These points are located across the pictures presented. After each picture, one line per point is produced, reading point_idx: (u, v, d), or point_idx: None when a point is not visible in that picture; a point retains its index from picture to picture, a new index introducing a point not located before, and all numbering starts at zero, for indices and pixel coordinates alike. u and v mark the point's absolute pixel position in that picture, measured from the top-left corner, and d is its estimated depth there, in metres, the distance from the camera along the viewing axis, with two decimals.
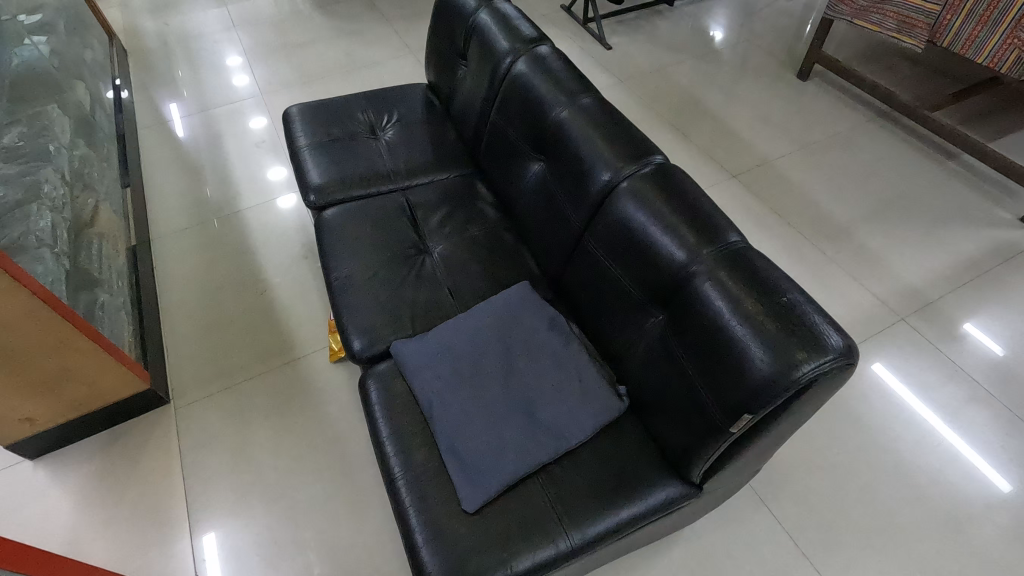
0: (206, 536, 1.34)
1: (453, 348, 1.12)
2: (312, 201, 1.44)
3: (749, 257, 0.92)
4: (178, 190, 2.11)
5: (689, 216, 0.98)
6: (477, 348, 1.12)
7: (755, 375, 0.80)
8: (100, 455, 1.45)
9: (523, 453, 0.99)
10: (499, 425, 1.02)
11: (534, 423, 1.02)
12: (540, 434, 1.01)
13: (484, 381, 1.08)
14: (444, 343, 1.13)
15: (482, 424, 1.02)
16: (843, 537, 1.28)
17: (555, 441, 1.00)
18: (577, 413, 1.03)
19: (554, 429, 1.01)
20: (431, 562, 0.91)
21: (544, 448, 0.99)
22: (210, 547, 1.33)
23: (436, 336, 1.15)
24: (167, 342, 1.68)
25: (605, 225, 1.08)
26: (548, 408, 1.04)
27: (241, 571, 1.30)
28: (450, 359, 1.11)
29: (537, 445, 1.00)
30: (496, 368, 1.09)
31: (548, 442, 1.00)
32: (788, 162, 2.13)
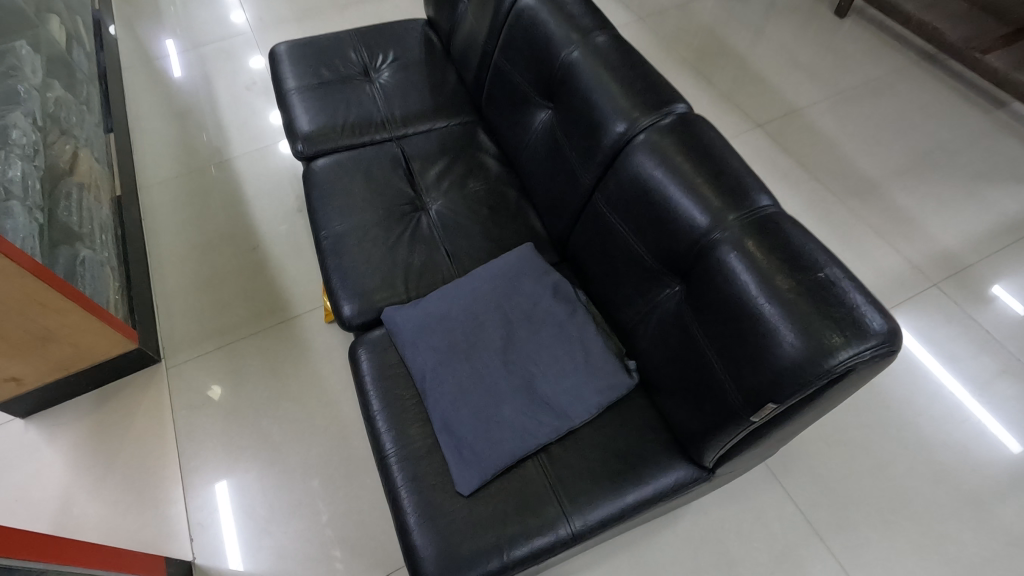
0: (218, 484, 1.34)
1: (449, 316, 1.04)
2: (300, 151, 1.33)
3: (781, 223, 0.81)
4: (165, 136, 1.99)
5: (713, 175, 0.87)
6: (475, 317, 1.03)
7: (782, 360, 0.72)
8: (92, 415, 1.42)
9: (521, 432, 0.92)
10: (497, 402, 0.95)
11: (534, 400, 0.95)
12: (541, 412, 0.94)
13: (482, 353, 1.00)
14: (439, 310, 1.05)
15: (479, 400, 0.95)
16: (857, 516, 1.22)
17: (556, 420, 0.93)
18: (581, 390, 0.95)
19: (555, 407, 0.94)
20: (423, 546, 0.86)
21: (544, 427, 0.93)
22: (222, 496, 1.32)
23: (431, 303, 1.06)
24: (157, 299, 1.62)
25: (617, 184, 0.96)
26: (550, 384, 0.96)
27: (248, 519, 1.29)
28: (446, 328, 1.03)
29: (538, 424, 0.93)
30: (495, 339, 1.01)
31: (549, 421, 0.93)
32: (820, 110, 1.96)
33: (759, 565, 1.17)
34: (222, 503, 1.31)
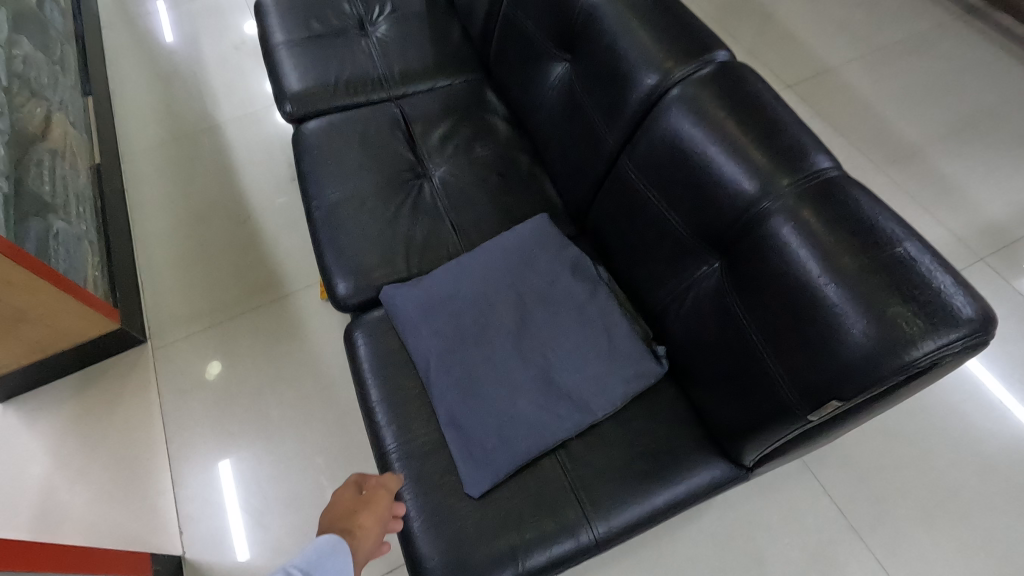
0: (223, 462, 1.26)
1: (455, 297, 0.93)
2: (290, 112, 1.20)
3: (846, 189, 0.68)
4: (149, 100, 1.85)
5: (762, 133, 0.74)
6: (484, 298, 0.93)
7: (848, 352, 0.61)
8: (74, 399, 1.33)
9: (537, 427, 0.82)
10: (509, 393, 0.85)
11: (551, 390, 0.85)
12: (560, 404, 0.84)
13: (493, 339, 0.89)
14: (444, 290, 0.94)
15: (489, 391, 0.85)
16: (897, 511, 1.13)
17: (576, 413, 0.83)
18: (604, 380, 0.85)
19: (575, 398, 0.84)
20: (429, 554, 0.77)
21: (563, 421, 0.83)
22: (227, 474, 1.25)
23: (434, 282, 0.96)
24: (142, 275, 1.52)
25: (647, 146, 0.84)
26: (569, 372, 0.86)
27: (248, 503, 1.22)
28: (451, 311, 0.92)
29: (556, 418, 0.83)
30: (507, 322, 0.90)
31: (568, 414, 0.83)
32: (855, 70, 1.80)
33: (791, 563, 1.09)
34: (227, 482, 1.24)
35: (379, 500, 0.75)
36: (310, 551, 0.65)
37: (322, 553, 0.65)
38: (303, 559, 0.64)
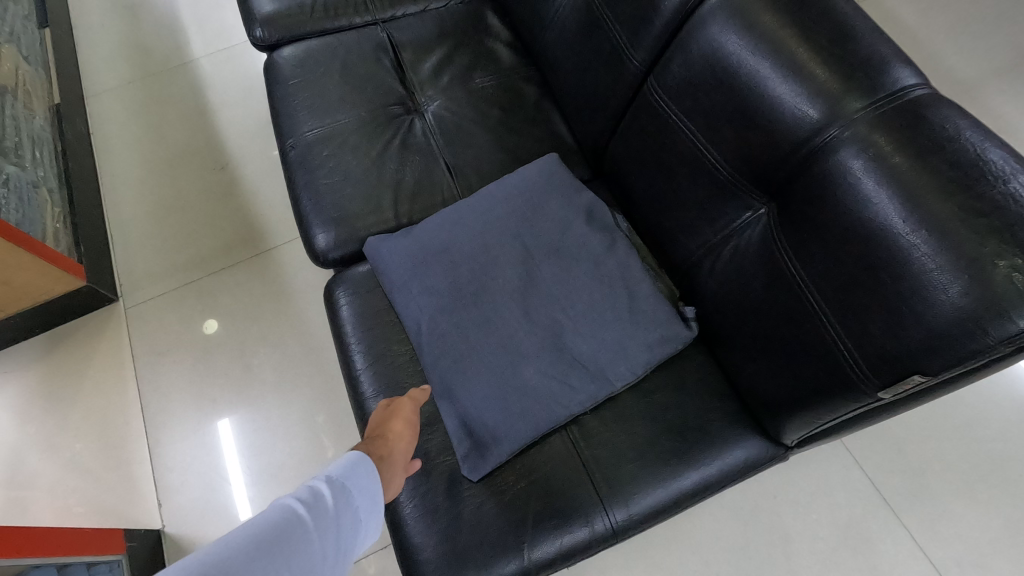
0: (223, 422, 1.18)
1: (450, 249, 0.80)
2: (260, 38, 1.04)
3: (939, 111, 0.54)
4: (115, 33, 1.67)
5: (828, 44, 0.59)
6: (484, 249, 0.80)
7: (934, 319, 0.49)
8: (41, 361, 1.22)
9: (545, 400, 0.71)
10: (514, 360, 0.73)
11: (562, 357, 0.73)
12: (572, 373, 0.72)
13: (495, 298, 0.77)
14: (437, 242, 0.81)
15: (491, 358, 0.73)
16: (937, 486, 1.03)
17: (591, 383, 0.72)
18: (623, 345, 0.73)
19: (590, 366, 0.73)
20: (422, 543, 0.67)
21: (576, 393, 0.72)
22: (227, 434, 1.17)
23: (426, 232, 0.83)
24: (112, 227, 1.39)
25: (680, 67, 0.69)
26: (583, 337, 0.74)
27: (244, 469, 1.14)
28: (446, 265, 0.80)
29: (568, 388, 0.72)
30: (510, 279, 0.78)
31: (581, 384, 0.72)
32: None
33: (819, 541, 1.01)
34: (226, 442, 1.16)
35: (402, 408, 0.71)
36: (346, 462, 0.64)
37: (355, 463, 0.63)
38: (337, 469, 0.63)
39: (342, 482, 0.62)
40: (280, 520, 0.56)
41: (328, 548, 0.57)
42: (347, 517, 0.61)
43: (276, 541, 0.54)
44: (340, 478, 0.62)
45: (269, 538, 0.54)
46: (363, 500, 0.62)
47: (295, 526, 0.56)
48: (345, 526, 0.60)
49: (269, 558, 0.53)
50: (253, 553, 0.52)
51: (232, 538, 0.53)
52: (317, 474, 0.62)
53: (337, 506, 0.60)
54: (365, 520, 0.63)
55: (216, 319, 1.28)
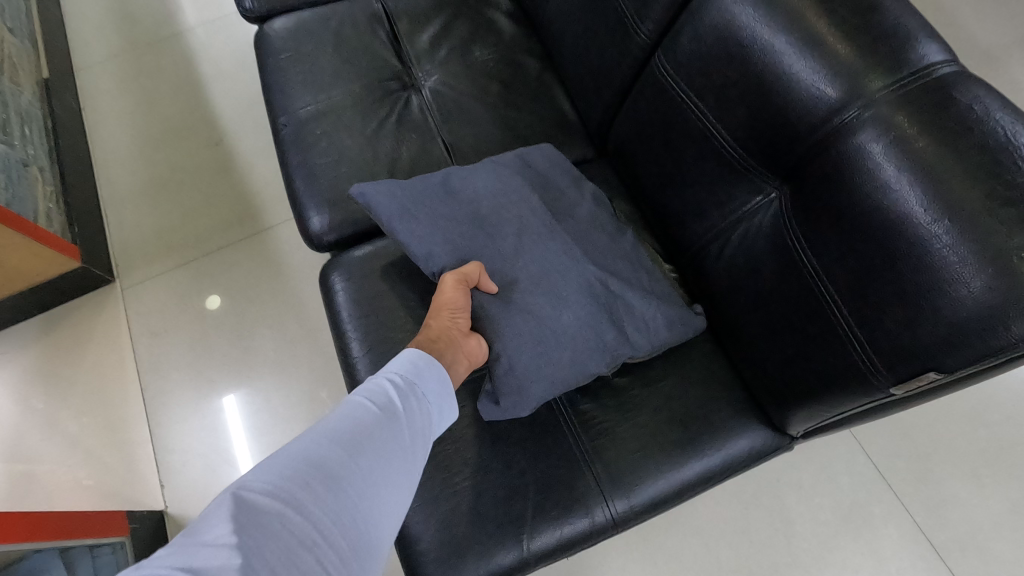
0: (227, 399, 1.18)
1: (466, 204, 0.75)
2: (249, 9, 0.99)
3: (966, 92, 0.50)
4: (101, 2, 1.61)
5: (848, 16, 0.55)
6: (502, 207, 0.75)
7: (953, 312, 0.47)
8: (39, 343, 1.22)
9: (578, 355, 0.68)
10: (541, 322, 0.68)
11: (597, 313, 0.69)
12: (605, 331, 0.68)
13: (511, 261, 0.72)
14: (450, 197, 0.76)
15: (518, 317, 0.68)
16: (942, 469, 1.02)
17: (617, 343, 0.69)
18: (644, 318, 0.70)
19: (616, 326, 0.69)
20: (421, 534, 0.66)
21: (606, 351, 0.68)
22: (233, 411, 1.17)
23: (434, 185, 0.76)
24: (106, 206, 1.36)
25: (691, 40, 0.66)
26: (606, 301, 0.70)
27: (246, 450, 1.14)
28: (463, 219, 0.74)
29: (598, 347, 0.68)
30: (525, 241, 0.73)
31: (613, 343, 0.69)
32: None
33: (820, 524, 1.00)
34: (230, 420, 1.16)
35: (443, 299, 0.68)
36: (410, 357, 0.64)
37: (416, 361, 0.63)
38: (402, 365, 0.63)
39: (408, 379, 0.62)
40: (357, 418, 0.57)
41: (405, 436, 0.58)
42: (419, 408, 0.61)
43: (353, 436, 0.55)
44: (408, 373, 0.62)
45: (346, 434, 0.55)
46: (434, 390, 0.63)
47: (372, 422, 0.57)
48: (419, 418, 0.61)
49: (347, 452, 0.53)
50: (338, 449, 0.53)
51: (308, 438, 0.54)
52: (382, 374, 0.62)
53: (408, 399, 0.61)
54: (439, 408, 0.64)
55: (218, 296, 1.27)
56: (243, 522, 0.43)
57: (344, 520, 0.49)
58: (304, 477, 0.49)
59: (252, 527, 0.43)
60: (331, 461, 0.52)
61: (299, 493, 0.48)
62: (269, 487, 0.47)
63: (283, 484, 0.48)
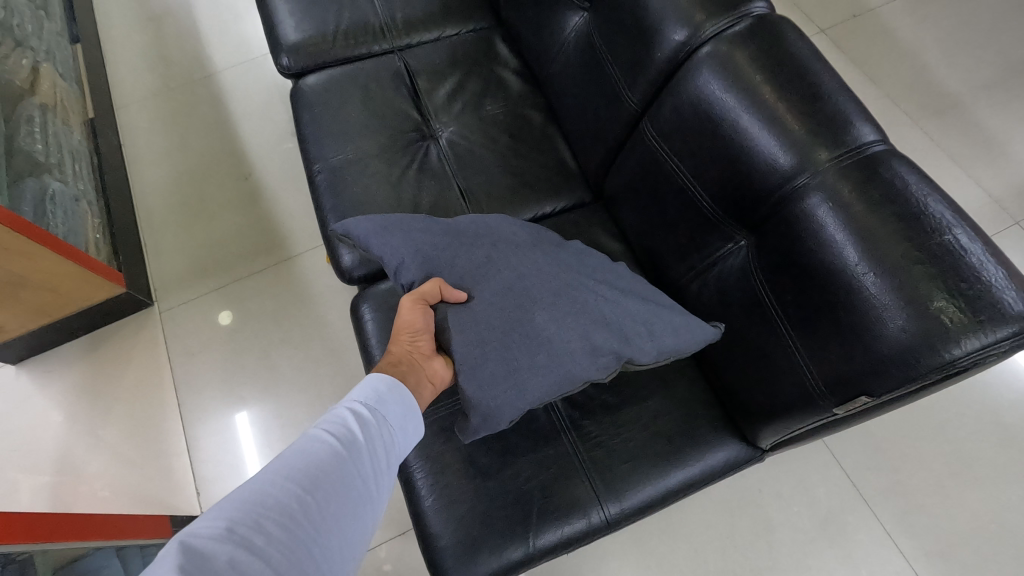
0: (240, 416, 1.28)
1: (443, 227, 0.85)
2: (286, 66, 1.13)
3: (893, 166, 0.62)
4: (139, 46, 1.75)
5: (800, 99, 0.67)
6: (467, 240, 0.83)
7: (882, 347, 0.57)
8: (84, 362, 1.33)
9: (556, 356, 0.72)
10: (513, 334, 0.74)
11: (572, 317, 0.74)
12: (592, 331, 0.73)
13: (497, 268, 0.80)
14: (425, 226, 0.85)
15: (487, 334, 0.75)
16: (910, 482, 1.12)
17: (613, 342, 0.72)
18: (650, 323, 0.73)
19: (614, 326, 0.73)
20: (441, 532, 0.77)
21: (595, 349, 0.72)
22: (245, 428, 1.27)
23: (410, 219, 0.86)
24: (145, 235, 1.48)
25: (672, 109, 0.77)
26: (605, 309, 0.75)
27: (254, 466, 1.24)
28: (430, 247, 0.82)
29: (583, 346, 0.72)
30: (496, 266, 0.80)
31: (599, 340, 0.72)
32: (896, 9, 1.65)
33: (799, 531, 1.10)
34: (242, 437, 1.26)
35: (402, 326, 0.77)
36: (372, 383, 0.71)
37: (381, 391, 0.70)
38: (364, 393, 0.70)
39: (370, 410, 0.69)
40: (318, 453, 0.62)
41: (363, 465, 0.64)
42: (379, 435, 0.68)
43: (312, 472, 0.61)
44: (371, 401, 0.69)
45: (304, 471, 0.60)
46: (396, 413, 0.70)
47: (333, 455, 0.63)
48: (378, 445, 0.67)
49: (303, 487, 0.59)
50: (297, 488, 0.59)
51: (265, 476, 0.59)
52: (345, 406, 0.68)
53: (369, 427, 0.67)
54: (401, 433, 0.70)
55: (230, 311, 1.39)
56: (194, 567, 0.48)
57: (296, 554, 0.54)
58: (258, 516, 0.55)
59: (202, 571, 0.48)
60: (286, 498, 0.57)
61: (252, 533, 0.53)
62: (222, 528, 0.52)
63: (237, 525, 0.53)
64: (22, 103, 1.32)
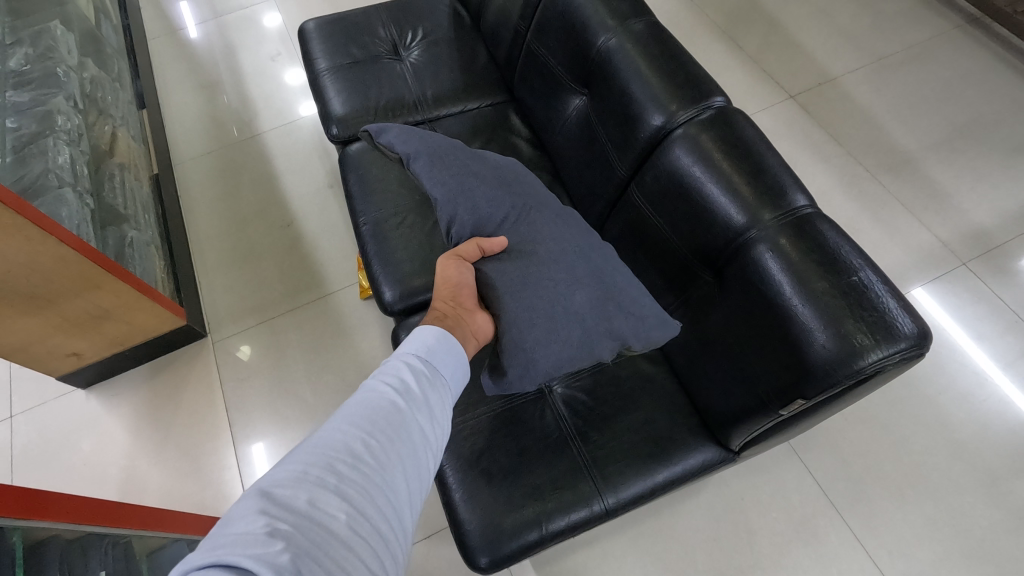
0: (256, 445, 1.44)
1: (494, 177, 1.00)
2: (335, 134, 1.36)
3: (818, 225, 0.82)
4: (194, 110, 2.01)
5: (749, 172, 0.87)
6: (525, 211, 0.95)
7: (812, 357, 0.75)
8: (147, 387, 1.51)
9: (589, 336, 0.84)
10: (557, 306, 0.85)
11: (599, 301, 0.86)
12: (613, 318, 0.85)
13: (545, 244, 0.91)
14: (483, 175, 0.99)
15: (534, 301, 0.86)
16: (874, 490, 1.27)
17: (626, 331, 0.84)
18: (646, 317, 0.86)
19: (625, 312, 0.85)
20: (469, 518, 0.94)
21: (614, 335, 0.84)
22: (261, 455, 1.43)
23: (472, 164, 1.02)
24: (199, 275, 1.69)
25: (654, 176, 0.98)
26: (623, 296, 0.87)
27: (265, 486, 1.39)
28: (482, 196, 0.96)
29: (608, 330, 0.84)
30: (547, 241, 0.91)
31: (618, 326, 0.85)
32: (857, 78, 1.89)
33: (777, 533, 1.25)
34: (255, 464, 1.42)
35: (444, 287, 0.90)
36: (424, 336, 0.81)
37: (434, 345, 0.80)
38: (417, 347, 0.80)
39: (423, 364, 0.78)
40: (380, 403, 0.69)
41: (418, 413, 0.71)
42: (431, 387, 0.76)
43: (376, 419, 0.67)
44: (422, 354, 0.79)
45: (367, 418, 0.67)
46: (445, 363, 0.80)
47: (394, 405, 0.70)
48: (431, 395, 0.75)
49: (367, 432, 0.65)
50: (364, 433, 0.65)
51: (331, 426, 0.65)
52: (401, 362, 0.76)
53: (422, 380, 0.76)
54: (450, 381, 0.80)
55: (249, 345, 1.58)
56: (276, 507, 0.54)
57: (369, 490, 0.60)
58: (330, 458, 0.61)
59: (284, 510, 0.54)
60: (354, 442, 0.63)
61: (327, 473, 0.59)
62: (299, 472, 0.58)
63: (312, 468, 0.59)
64: (105, 164, 1.54)
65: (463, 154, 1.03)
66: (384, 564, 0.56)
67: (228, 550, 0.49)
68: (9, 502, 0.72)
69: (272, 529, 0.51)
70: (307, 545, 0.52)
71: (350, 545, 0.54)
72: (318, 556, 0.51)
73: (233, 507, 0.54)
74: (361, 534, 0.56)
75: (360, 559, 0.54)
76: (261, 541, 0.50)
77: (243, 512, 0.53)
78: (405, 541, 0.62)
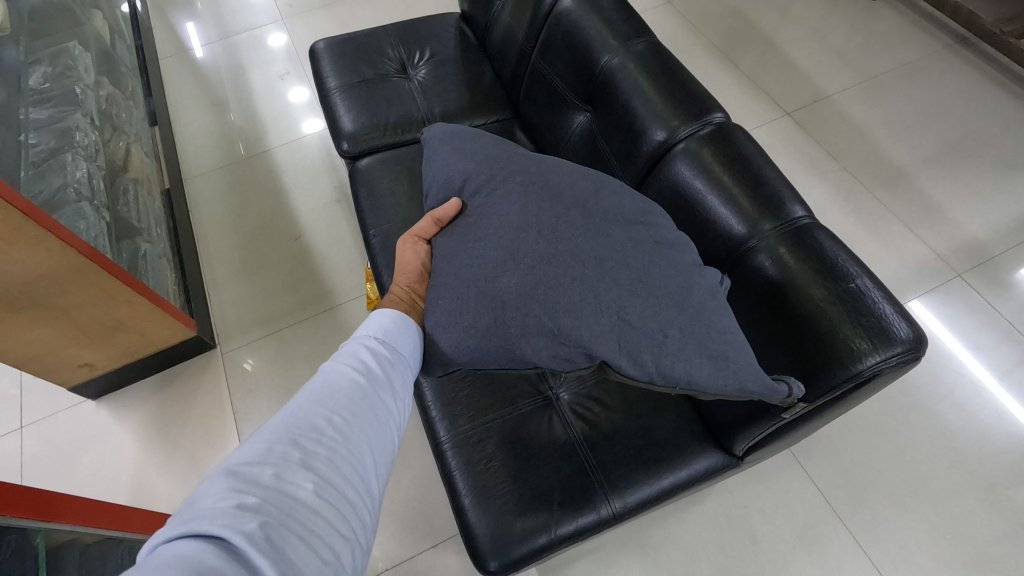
0: None
1: (483, 158, 1.00)
2: (346, 150, 1.39)
3: (816, 235, 0.85)
4: (205, 127, 2.05)
5: (747, 185, 0.91)
6: (490, 186, 0.94)
7: (811, 360, 0.77)
8: (157, 396, 1.53)
9: (504, 326, 0.80)
10: (485, 293, 0.82)
11: (548, 297, 0.78)
12: (574, 321, 0.76)
13: (505, 223, 0.87)
14: (463, 159, 1.01)
15: (457, 285, 0.85)
16: (877, 499, 1.29)
17: (599, 344, 0.75)
18: (662, 340, 0.75)
19: (615, 337, 0.75)
20: (478, 522, 0.95)
21: (560, 340, 0.77)
22: None
23: (471, 138, 1.05)
24: (209, 287, 1.72)
25: (656, 188, 1.02)
26: (611, 301, 0.77)
27: None
28: (455, 177, 1.00)
29: (538, 328, 0.78)
30: (506, 213, 0.89)
31: (568, 330, 0.76)
32: (851, 96, 1.95)
33: (781, 541, 1.27)
34: None
35: (404, 267, 0.99)
36: (380, 319, 0.86)
37: (390, 327, 0.85)
38: (375, 330, 0.85)
39: (382, 342, 0.83)
40: (343, 381, 0.73)
41: (379, 388, 0.76)
42: (390, 366, 0.81)
43: (339, 396, 0.70)
44: (381, 336, 0.84)
45: (330, 396, 0.70)
46: (404, 341, 0.86)
47: (357, 383, 0.74)
48: (391, 372, 0.80)
49: (330, 409, 0.68)
50: (327, 410, 0.68)
51: (294, 404, 0.68)
52: (360, 345, 0.81)
53: (382, 361, 0.80)
54: (410, 358, 0.85)
55: (253, 359, 1.59)
56: (243, 484, 0.55)
57: (336, 460, 0.63)
58: (295, 434, 0.63)
59: (250, 486, 0.56)
60: (318, 418, 0.66)
61: (293, 448, 0.61)
62: (264, 449, 0.60)
63: (277, 445, 0.61)
64: (119, 178, 1.58)
65: (468, 140, 1.05)
66: (354, 527, 0.59)
67: (198, 524, 0.50)
68: (23, 502, 0.73)
69: (240, 503, 0.53)
70: (277, 515, 0.54)
71: (320, 514, 0.57)
72: (287, 525, 0.54)
73: (201, 486, 0.56)
74: (329, 501, 0.58)
75: (330, 524, 0.57)
76: (230, 514, 0.52)
77: (211, 490, 0.54)
78: (374, 507, 0.65)
